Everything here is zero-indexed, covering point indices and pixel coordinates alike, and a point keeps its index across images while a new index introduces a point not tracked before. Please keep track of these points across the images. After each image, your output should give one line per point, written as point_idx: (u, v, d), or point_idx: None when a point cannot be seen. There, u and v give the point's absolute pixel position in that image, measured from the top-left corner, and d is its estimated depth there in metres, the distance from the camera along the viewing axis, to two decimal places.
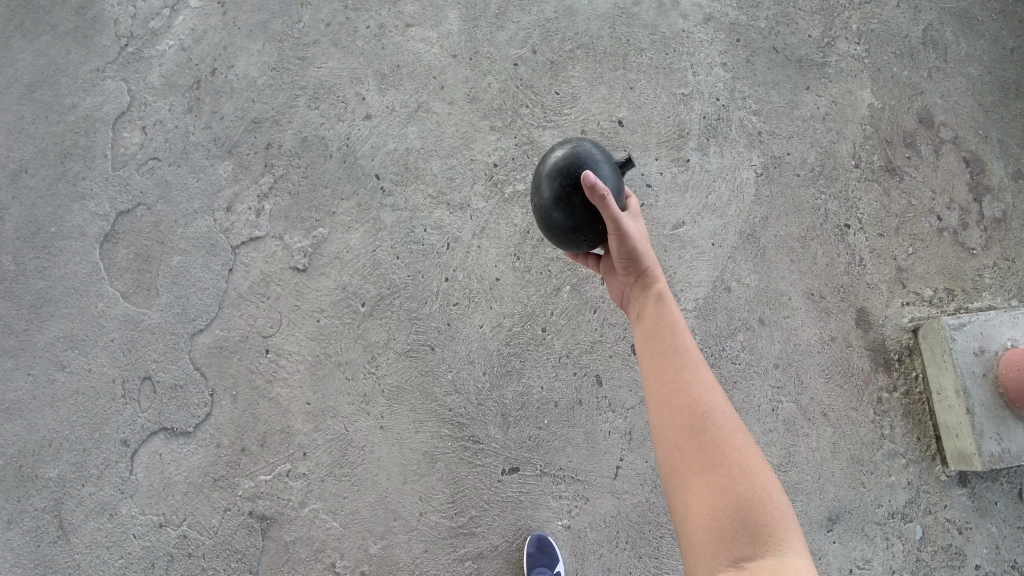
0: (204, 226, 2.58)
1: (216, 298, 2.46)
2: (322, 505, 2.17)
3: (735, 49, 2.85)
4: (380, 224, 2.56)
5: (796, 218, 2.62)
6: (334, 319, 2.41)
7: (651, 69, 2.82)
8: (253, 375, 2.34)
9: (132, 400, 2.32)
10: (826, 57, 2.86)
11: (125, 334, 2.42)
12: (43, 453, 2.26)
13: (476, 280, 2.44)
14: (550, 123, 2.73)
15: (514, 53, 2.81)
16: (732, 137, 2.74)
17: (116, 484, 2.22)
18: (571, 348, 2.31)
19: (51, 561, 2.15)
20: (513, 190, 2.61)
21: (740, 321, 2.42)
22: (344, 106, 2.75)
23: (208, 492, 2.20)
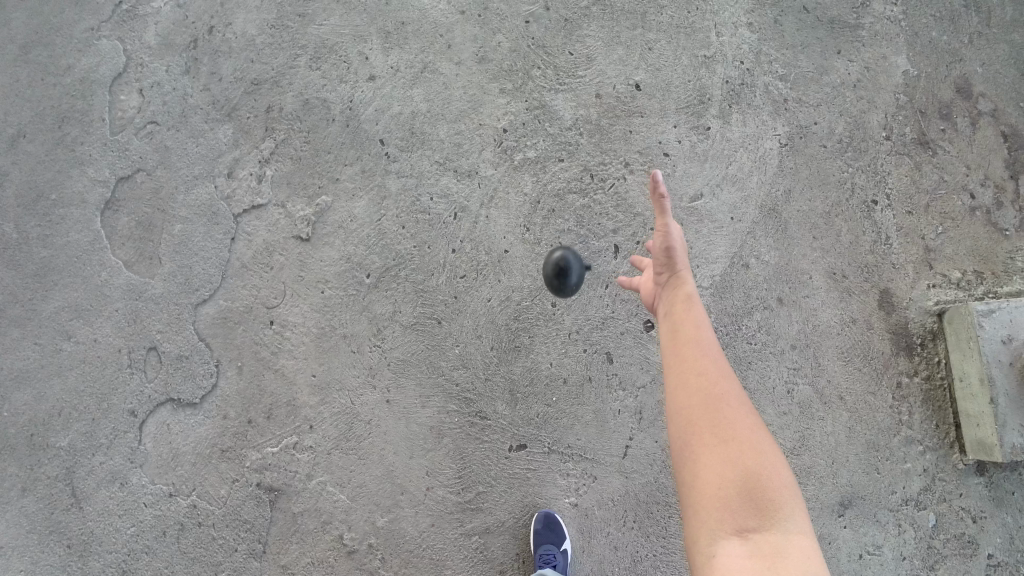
0: (204, 193, 2.49)
1: (219, 268, 2.41)
2: (330, 478, 2.20)
3: (763, 7, 2.58)
4: (385, 193, 2.45)
5: (823, 193, 2.45)
6: (339, 290, 2.35)
7: (674, 28, 2.57)
8: (258, 347, 2.31)
9: (139, 370, 2.32)
10: (860, 18, 2.58)
11: (129, 305, 2.39)
12: (56, 421, 2.30)
13: (484, 252, 2.35)
14: (563, 85, 2.53)
15: (526, 9, 2.57)
16: (757, 104, 2.52)
17: (127, 453, 2.27)
18: (582, 325, 2.24)
19: (66, 527, 2.23)
20: (523, 157, 2.46)
21: (759, 301, 2.32)
22: (347, 66, 2.56)
23: (216, 464, 2.24)
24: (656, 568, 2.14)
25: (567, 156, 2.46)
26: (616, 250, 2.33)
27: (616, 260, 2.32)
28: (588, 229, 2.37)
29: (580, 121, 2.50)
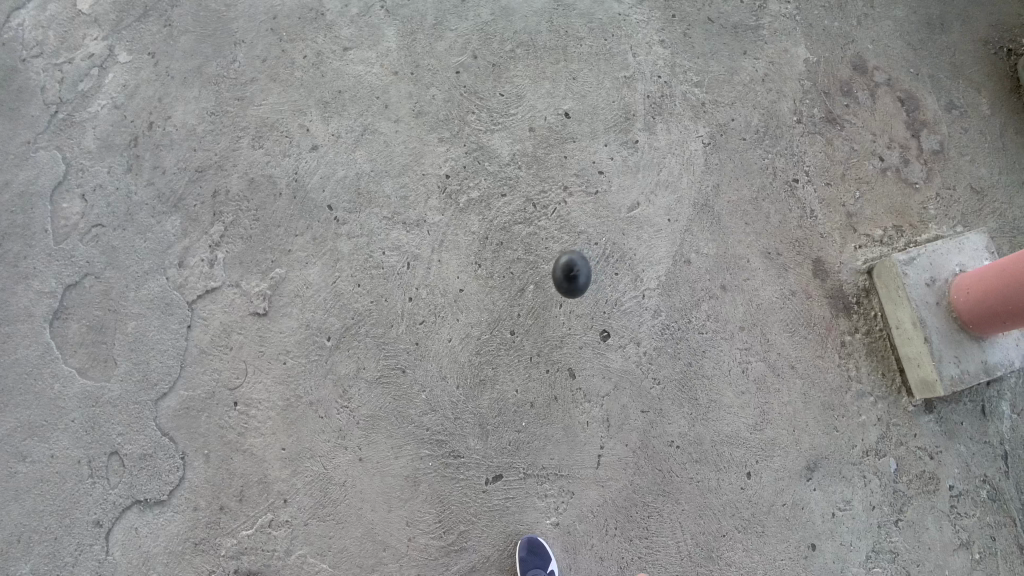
0: (156, 286, 2.51)
1: (177, 358, 2.40)
2: (309, 549, 2.14)
3: (673, 24, 2.93)
4: (338, 255, 2.54)
5: (749, 179, 2.72)
6: (302, 358, 2.38)
7: (590, 58, 2.88)
8: (223, 430, 2.28)
9: (101, 478, 2.23)
10: (760, 19, 2.97)
11: (87, 411, 2.33)
12: (13, 549, 2.17)
13: (440, 294, 2.45)
14: (497, 125, 2.76)
15: (455, 61, 2.84)
16: (678, 111, 2.82)
17: (94, 567, 2.15)
18: (540, 347, 2.33)
19: None
20: (467, 199, 2.62)
21: (702, 291, 2.50)
22: (289, 140, 2.72)
23: (190, 558, 2.15)
24: (643, 570, 2.16)
25: (508, 191, 2.64)
26: (565, 269, 2.49)
27: (565, 278, 2.48)
28: (536, 254, 2.53)
29: (517, 156, 2.71)
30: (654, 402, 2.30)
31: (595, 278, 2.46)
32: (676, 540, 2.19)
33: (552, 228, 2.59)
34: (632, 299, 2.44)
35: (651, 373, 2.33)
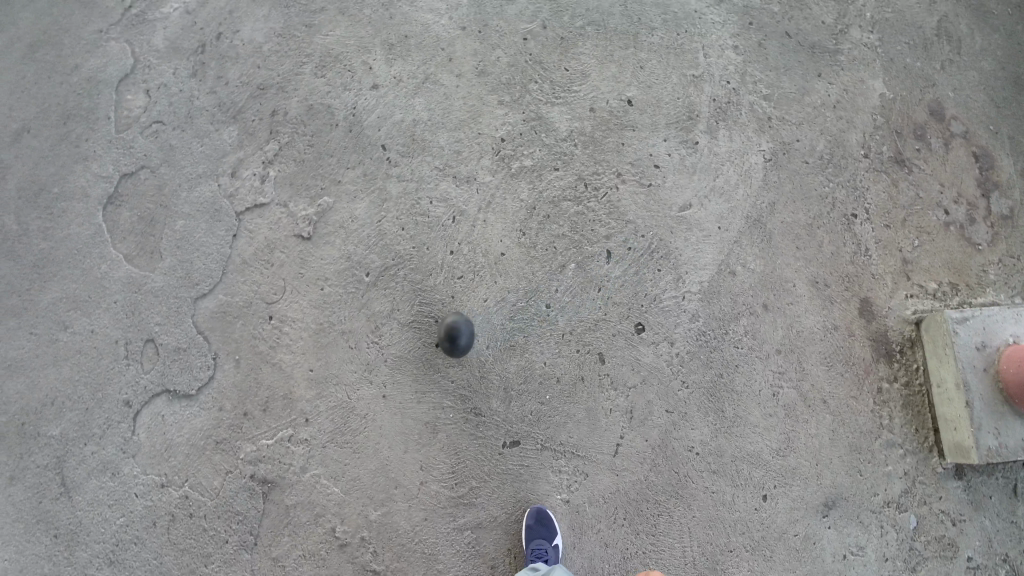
0: (208, 191, 2.52)
1: (220, 264, 2.43)
2: (324, 471, 2.19)
3: (748, 32, 2.74)
4: (386, 195, 2.51)
5: (806, 205, 2.55)
6: (339, 287, 2.39)
7: (663, 49, 2.70)
8: (255, 341, 2.33)
9: (135, 361, 2.32)
10: (839, 45, 2.74)
11: (129, 297, 2.40)
12: (47, 410, 2.28)
13: (481, 254, 2.40)
14: (558, 99, 2.63)
15: (524, 27, 2.70)
16: (743, 121, 2.65)
17: (120, 443, 2.24)
18: (574, 326, 2.28)
19: (54, 517, 2.18)
20: (520, 165, 2.54)
21: (744, 306, 2.38)
22: (351, 75, 2.65)
23: (210, 455, 2.22)
24: (645, 565, 2.14)
25: (560, 166, 2.54)
26: (609, 254, 2.40)
27: (609, 263, 2.40)
28: (582, 233, 2.44)
29: (574, 133, 2.59)
30: (682, 405, 2.24)
31: (637, 271, 2.38)
32: (682, 544, 2.17)
33: (600, 210, 2.48)
34: (672, 299, 2.36)
35: (682, 377, 2.27)
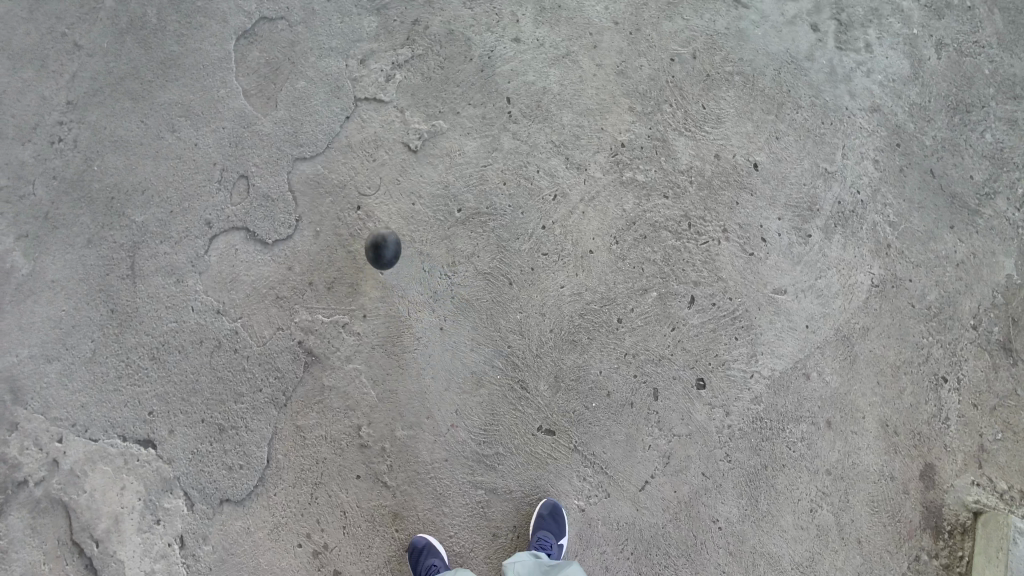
0: (335, 66, 2.51)
1: (327, 138, 2.48)
2: (365, 370, 2.19)
3: (892, 152, 2.48)
4: (497, 145, 2.45)
5: (897, 346, 2.23)
6: (428, 210, 2.39)
7: (804, 130, 2.49)
8: (339, 224, 2.42)
9: (224, 189, 2.47)
10: (981, 207, 2.43)
11: (236, 129, 2.49)
12: (135, 197, 2.50)
13: (570, 242, 2.30)
14: (686, 131, 2.47)
15: (674, 48, 2.56)
16: (860, 236, 2.34)
17: (191, 256, 2.47)
18: (637, 350, 2.17)
19: (115, 293, 2.47)
20: (631, 177, 2.40)
21: (806, 413, 2.17)
22: (496, 19, 2.57)
23: (269, 305, 2.36)
24: None
25: (671, 196, 2.37)
26: (691, 301, 2.21)
27: (690, 307, 2.22)
28: (672, 268, 2.25)
29: (693, 170, 2.41)
30: (718, 476, 2.12)
31: (714, 330, 2.19)
32: None
33: (695, 256, 2.26)
34: (738, 373, 2.17)
35: (727, 449, 2.13)
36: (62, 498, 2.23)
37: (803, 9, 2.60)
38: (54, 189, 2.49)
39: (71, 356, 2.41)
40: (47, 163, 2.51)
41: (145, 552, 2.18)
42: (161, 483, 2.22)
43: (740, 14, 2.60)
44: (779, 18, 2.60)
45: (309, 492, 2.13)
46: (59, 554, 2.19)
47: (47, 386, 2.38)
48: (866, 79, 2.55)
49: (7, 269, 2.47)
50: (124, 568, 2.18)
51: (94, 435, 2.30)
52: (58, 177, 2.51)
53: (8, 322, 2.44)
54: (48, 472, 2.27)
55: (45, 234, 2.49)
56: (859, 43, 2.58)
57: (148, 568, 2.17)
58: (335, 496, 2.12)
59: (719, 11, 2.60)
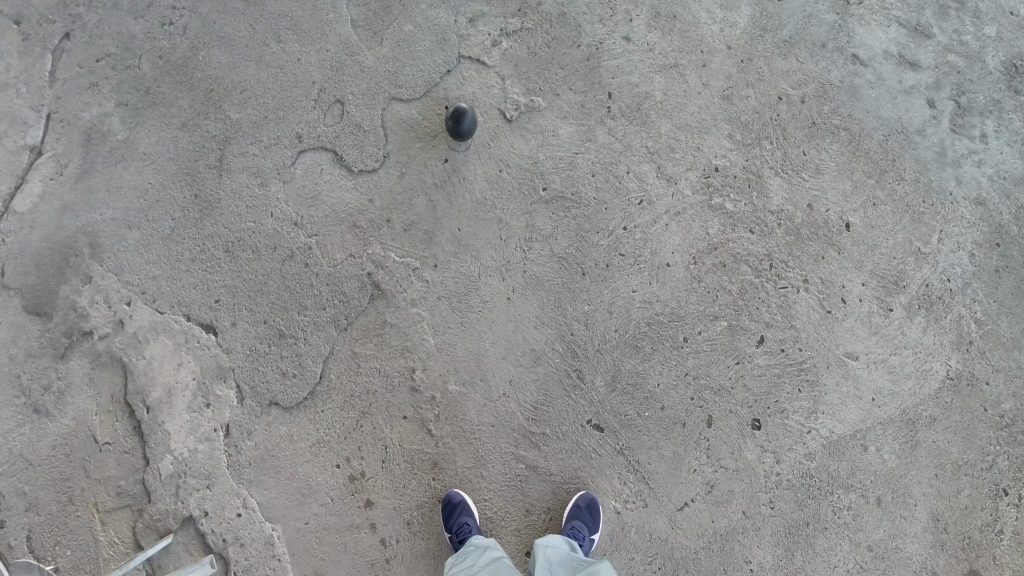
0: (443, 18, 2.64)
1: (424, 86, 2.59)
2: (428, 318, 2.26)
3: (991, 250, 2.28)
4: (591, 136, 2.42)
5: (962, 447, 2.13)
6: (514, 181, 2.39)
7: (901, 203, 2.30)
8: (424, 173, 2.50)
9: (319, 109, 2.64)
10: None
11: (338, 55, 2.67)
12: (233, 95, 2.69)
13: (648, 251, 2.23)
14: (784, 172, 2.32)
15: (785, 88, 2.44)
16: (943, 325, 2.21)
17: (278, 163, 2.61)
18: (699, 373, 2.12)
19: (201, 181, 2.63)
20: (719, 204, 2.28)
21: (858, 484, 2.09)
22: (609, 12, 2.57)
23: (346, 232, 2.49)
24: None
25: (757, 231, 2.24)
26: (760, 341, 2.15)
27: (761, 347, 2.15)
28: (747, 303, 2.18)
29: (784, 213, 2.26)
30: (759, 519, 2.06)
31: (779, 377, 2.13)
32: None
33: (770, 298, 2.18)
34: (795, 426, 2.11)
35: (772, 496, 2.07)
36: (122, 357, 2.49)
37: (922, 82, 2.44)
38: (157, 67, 2.73)
39: (150, 228, 2.61)
40: (157, 42, 2.74)
41: (192, 430, 2.39)
42: (216, 370, 2.44)
43: (856, 69, 2.46)
44: (897, 85, 2.45)
45: (355, 419, 2.23)
46: (112, 409, 2.45)
47: (123, 251, 2.59)
48: (976, 168, 2.35)
49: (104, 131, 2.69)
50: (169, 440, 2.40)
51: (161, 308, 2.53)
52: (162, 57, 2.73)
53: (97, 181, 2.64)
54: (113, 330, 2.51)
55: (143, 106, 2.70)
56: (974, 130, 2.39)
57: (191, 446, 2.38)
58: (379, 429, 2.20)
59: (834, 62, 2.47)
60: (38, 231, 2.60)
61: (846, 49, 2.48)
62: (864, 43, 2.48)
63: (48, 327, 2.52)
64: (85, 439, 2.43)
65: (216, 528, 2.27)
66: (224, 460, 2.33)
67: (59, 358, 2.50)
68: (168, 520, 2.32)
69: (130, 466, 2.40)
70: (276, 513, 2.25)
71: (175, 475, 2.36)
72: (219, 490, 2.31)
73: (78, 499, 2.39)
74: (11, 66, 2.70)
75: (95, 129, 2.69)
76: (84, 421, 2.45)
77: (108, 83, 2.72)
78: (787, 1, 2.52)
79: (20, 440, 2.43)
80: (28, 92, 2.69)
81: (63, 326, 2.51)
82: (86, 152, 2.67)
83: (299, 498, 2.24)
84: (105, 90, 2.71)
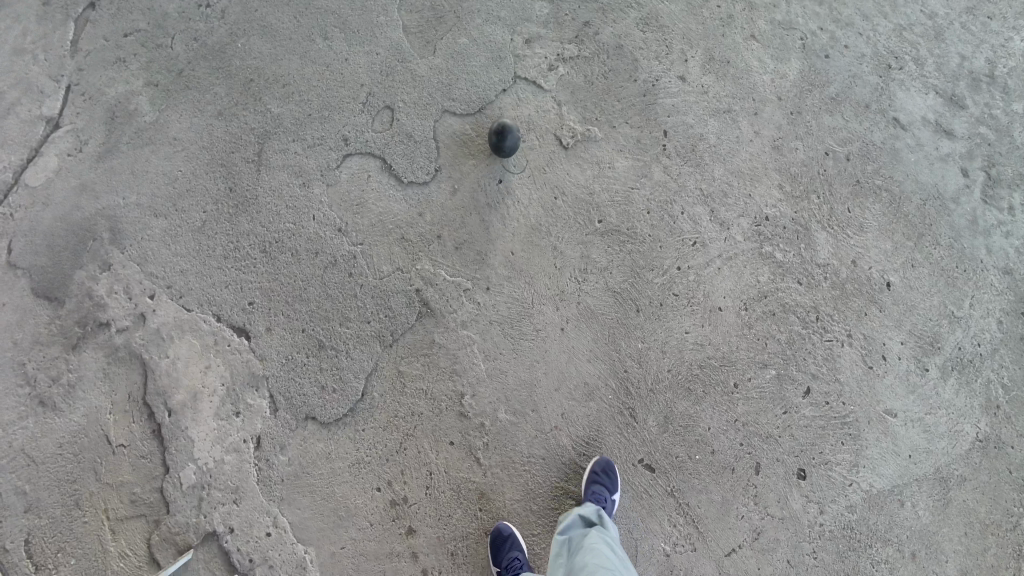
0: (499, 38, 2.66)
1: (479, 103, 2.60)
2: (478, 342, 2.26)
3: (1018, 318, 2.40)
4: (647, 172, 2.44)
5: (990, 506, 2.22)
6: (569, 210, 2.41)
7: (937, 267, 2.41)
8: (478, 194, 2.49)
9: (368, 113, 2.61)
10: None
11: (390, 60, 2.66)
12: (275, 88, 2.65)
13: (701, 293, 2.28)
14: (830, 228, 2.40)
15: (832, 144, 2.50)
16: (974, 387, 2.31)
17: (322, 165, 2.57)
18: (749, 420, 2.16)
19: (236, 174, 2.57)
20: (770, 253, 2.34)
21: (894, 538, 2.16)
22: (664, 50, 2.62)
23: (393, 244, 2.46)
24: None
25: (805, 283, 2.32)
26: (806, 391, 2.21)
27: (807, 396, 2.21)
28: (795, 355, 2.24)
29: (829, 267, 2.35)
30: (802, 568, 2.09)
31: (823, 428, 2.19)
32: None
33: (816, 350, 2.25)
34: (836, 478, 2.17)
35: (815, 546, 2.11)
36: (141, 354, 2.39)
37: (957, 150, 2.57)
38: (193, 50, 2.67)
39: (178, 219, 2.52)
40: (191, 23, 2.69)
41: (219, 440, 2.32)
42: (249, 378, 2.36)
43: (897, 133, 2.55)
44: (935, 150, 2.55)
45: (399, 441, 2.21)
46: (127, 411, 2.35)
47: (148, 240, 2.50)
48: (1004, 240, 2.49)
49: (130, 110, 2.61)
50: (192, 448, 2.31)
51: (187, 304, 2.44)
52: (199, 41, 2.68)
53: (121, 163, 2.56)
54: (133, 324, 2.41)
55: (174, 88, 2.63)
56: (1002, 203, 2.53)
57: (218, 456, 2.30)
58: (423, 454, 2.18)
59: (877, 123, 2.55)
60: (50, 209, 2.49)
61: (888, 112, 2.57)
62: (904, 108, 2.59)
63: (58, 315, 2.40)
64: (97, 439, 2.32)
65: (242, 546, 2.22)
66: (255, 474, 2.27)
67: (69, 350, 2.38)
68: (189, 535, 2.24)
69: (145, 474, 2.30)
70: (310, 534, 2.20)
71: (198, 487, 2.28)
72: (248, 505, 2.25)
73: (85, 504, 2.27)
74: (28, 31, 2.63)
75: (121, 107, 2.61)
76: (96, 420, 2.33)
77: (137, 61, 2.65)
78: (833, 59, 2.61)
79: (22, 435, 2.30)
80: (48, 60, 2.61)
81: (76, 315, 2.40)
82: (109, 131, 2.58)
83: (336, 520, 2.20)
84: (133, 69, 2.64)
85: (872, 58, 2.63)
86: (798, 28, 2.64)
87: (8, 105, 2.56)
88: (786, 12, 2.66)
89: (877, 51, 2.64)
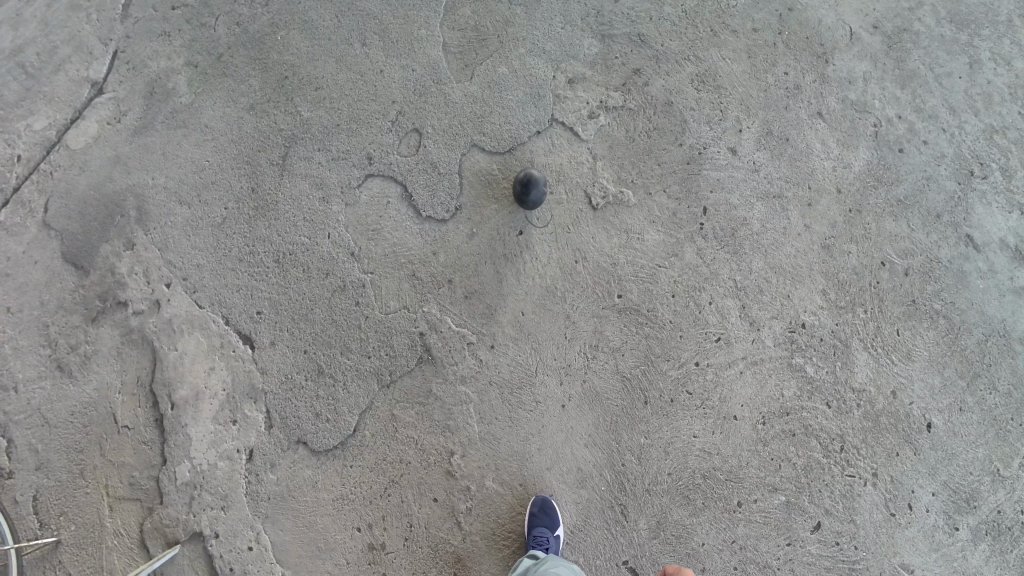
0: (541, 72, 2.52)
1: (511, 142, 2.48)
2: (476, 403, 2.23)
3: None
4: (678, 251, 2.31)
5: None
6: (590, 276, 2.31)
7: (988, 414, 2.22)
8: (495, 241, 2.40)
9: (394, 133, 2.53)
10: None
11: (425, 80, 2.55)
12: (307, 90, 2.59)
13: (716, 396, 2.17)
14: (869, 343, 2.23)
15: (887, 252, 2.30)
16: (1008, 558, 2.14)
17: (343, 181, 2.52)
18: (747, 543, 2.08)
19: (260, 176, 2.55)
20: (800, 363, 2.20)
21: None
22: (718, 113, 2.44)
23: (405, 282, 2.42)
24: None
25: (833, 407, 2.18)
26: (816, 526, 2.10)
27: (814, 526, 2.10)
28: (808, 481, 2.12)
29: (865, 394, 2.19)
30: None
31: (828, 570, 2.08)
32: None
33: (835, 483, 2.13)
34: None
35: None
36: (153, 341, 2.44)
37: None
38: (234, 35, 2.63)
39: (200, 210, 2.53)
40: (235, 6, 2.64)
41: (214, 444, 2.37)
42: (247, 388, 2.40)
43: (967, 253, 2.32)
44: (1009, 281, 2.32)
45: (383, 488, 2.22)
46: (135, 393, 2.42)
47: (170, 227, 2.52)
48: None
49: (168, 88, 2.59)
50: (189, 445, 2.38)
51: (199, 301, 2.47)
52: (240, 26, 2.63)
53: (154, 141, 2.57)
54: (148, 309, 2.46)
55: (211, 73, 2.60)
56: None
57: (212, 460, 2.36)
58: (405, 505, 2.19)
59: (946, 237, 2.33)
60: (85, 174, 2.53)
61: (961, 227, 2.34)
62: (981, 226, 2.34)
63: (82, 284, 2.47)
64: (105, 414, 2.41)
65: (225, 554, 2.29)
66: (245, 485, 2.33)
67: (88, 322, 2.45)
68: (178, 530, 2.32)
69: (145, 460, 2.38)
70: (288, 558, 2.26)
71: (191, 485, 2.35)
72: (234, 515, 2.31)
73: (89, 475, 2.37)
74: None
75: (159, 83, 2.60)
76: (106, 395, 2.42)
77: (180, 37, 2.63)
78: (907, 155, 2.38)
79: (38, 393, 2.41)
80: (99, 21, 2.62)
81: (97, 287, 2.46)
82: (147, 105, 2.58)
83: (314, 552, 2.24)
84: (176, 44, 2.62)
85: (953, 161, 2.38)
86: (873, 112, 2.41)
87: (57, 62, 2.59)
88: (862, 91, 2.43)
89: (959, 153, 2.39)
